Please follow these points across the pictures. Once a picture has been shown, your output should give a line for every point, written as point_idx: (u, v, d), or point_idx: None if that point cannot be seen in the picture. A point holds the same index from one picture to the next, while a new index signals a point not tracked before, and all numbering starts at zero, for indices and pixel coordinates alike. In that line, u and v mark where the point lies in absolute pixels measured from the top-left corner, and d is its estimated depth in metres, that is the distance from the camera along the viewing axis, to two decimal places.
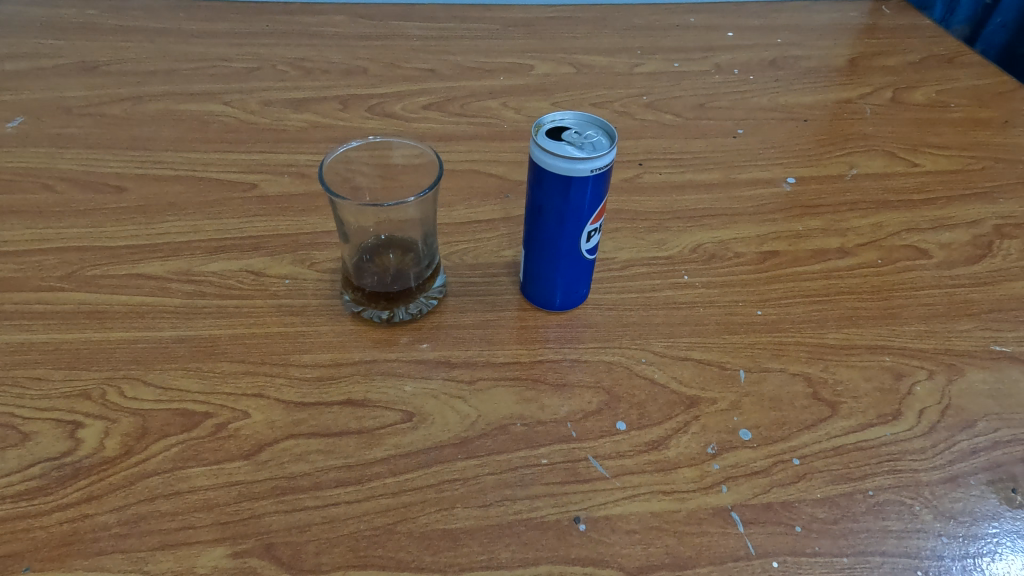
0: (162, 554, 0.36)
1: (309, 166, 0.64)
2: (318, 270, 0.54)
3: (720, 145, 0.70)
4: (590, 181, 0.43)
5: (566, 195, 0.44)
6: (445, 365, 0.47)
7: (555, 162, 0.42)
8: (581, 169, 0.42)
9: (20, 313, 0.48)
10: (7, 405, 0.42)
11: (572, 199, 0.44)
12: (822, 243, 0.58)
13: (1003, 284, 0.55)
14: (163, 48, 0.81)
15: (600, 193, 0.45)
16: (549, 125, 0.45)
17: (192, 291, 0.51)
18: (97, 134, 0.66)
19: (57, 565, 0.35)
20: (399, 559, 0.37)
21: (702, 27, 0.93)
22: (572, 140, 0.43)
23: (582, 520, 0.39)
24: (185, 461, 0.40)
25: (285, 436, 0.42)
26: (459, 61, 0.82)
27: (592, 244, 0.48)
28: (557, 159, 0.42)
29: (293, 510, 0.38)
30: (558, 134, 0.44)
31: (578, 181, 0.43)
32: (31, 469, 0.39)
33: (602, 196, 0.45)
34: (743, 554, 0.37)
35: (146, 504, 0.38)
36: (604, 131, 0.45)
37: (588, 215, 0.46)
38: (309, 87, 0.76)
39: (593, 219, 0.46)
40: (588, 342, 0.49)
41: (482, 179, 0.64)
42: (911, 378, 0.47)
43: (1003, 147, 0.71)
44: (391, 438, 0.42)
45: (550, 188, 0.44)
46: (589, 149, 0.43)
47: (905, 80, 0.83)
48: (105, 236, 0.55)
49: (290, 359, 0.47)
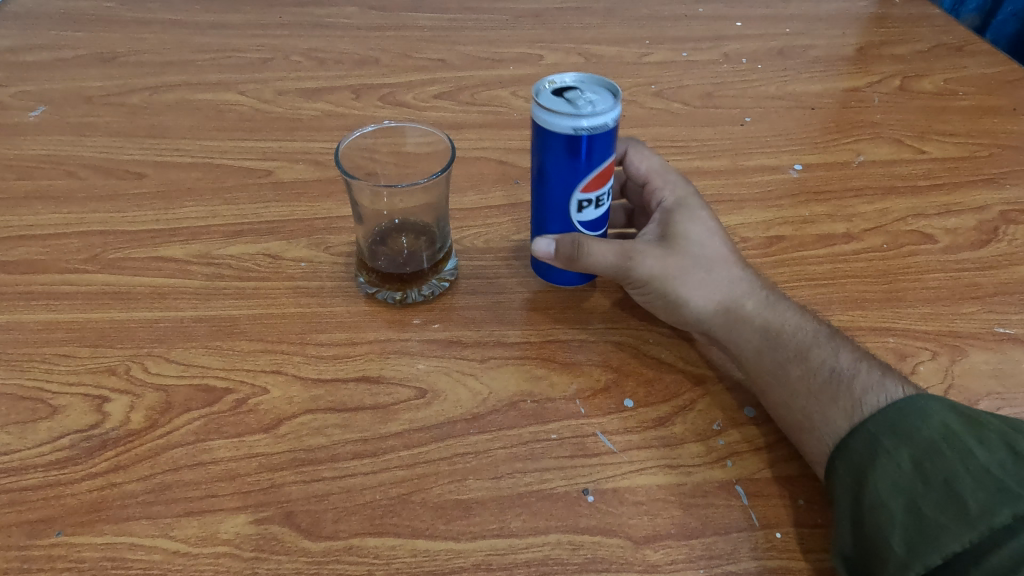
0: (187, 520, 0.38)
1: (323, 153, 0.65)
2: (333, 253, 0.55)
3: (727, 133, 0.71)
4: (590, 136, 0.44)
5: (569, 150, 0.44)
6: (457, 345, 0.48)
7: (562, 112, 0.43)
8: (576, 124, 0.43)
9: (46, 293, 0.50)
10: (37, 379, 0.44)
11: (574, 155, 0.45)
12: (828, 229, 0.59)
13: (1008, 269, 0.55)
14: (179, 40, 0.82)
15: (600, 150, 0.45)
16: (560, 83, 0.46)
17: (211, 273, 0.52)
18: (117, 123, 0.68)
19: (87, 530, 0.37)
20: (414, 527, 0.38)
21: (711, 17, 0.93)
22: (580, 96, 0.44)
23: (590, 491, 0.40)
24: (208, 434, 0.42)
25: (303, 410, 0.43)
26: (469, 51, 0.83)
27: (584, 212, 0.48)
28: (564, 110, 0.43)
29: (311, 480, 0.40)
30: (567, 92, 0.45)
31: (582, 135, 0.43)
32: (61, 441, 0.41)
33: (603, 159, 0.46)
34: (747, 525, 0.39)
35: (171, 474, 0.40)
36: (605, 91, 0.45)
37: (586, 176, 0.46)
38: (322, 77, 0.77)
39: (591, 183, 0.47)
40: (594, 322, 0.51)
41: (493, 166, 0.65)
42: (914, 359, 0.48)
43: (1011, 134, 0.72)
44: (405, 414, 0.44)
45: (553, 143, 0.44)
46: (595, 105, 0.43)
47: (913, 69, 0.83)
48: (126, 221, 0.56)
49: (306, 338, 0.48)
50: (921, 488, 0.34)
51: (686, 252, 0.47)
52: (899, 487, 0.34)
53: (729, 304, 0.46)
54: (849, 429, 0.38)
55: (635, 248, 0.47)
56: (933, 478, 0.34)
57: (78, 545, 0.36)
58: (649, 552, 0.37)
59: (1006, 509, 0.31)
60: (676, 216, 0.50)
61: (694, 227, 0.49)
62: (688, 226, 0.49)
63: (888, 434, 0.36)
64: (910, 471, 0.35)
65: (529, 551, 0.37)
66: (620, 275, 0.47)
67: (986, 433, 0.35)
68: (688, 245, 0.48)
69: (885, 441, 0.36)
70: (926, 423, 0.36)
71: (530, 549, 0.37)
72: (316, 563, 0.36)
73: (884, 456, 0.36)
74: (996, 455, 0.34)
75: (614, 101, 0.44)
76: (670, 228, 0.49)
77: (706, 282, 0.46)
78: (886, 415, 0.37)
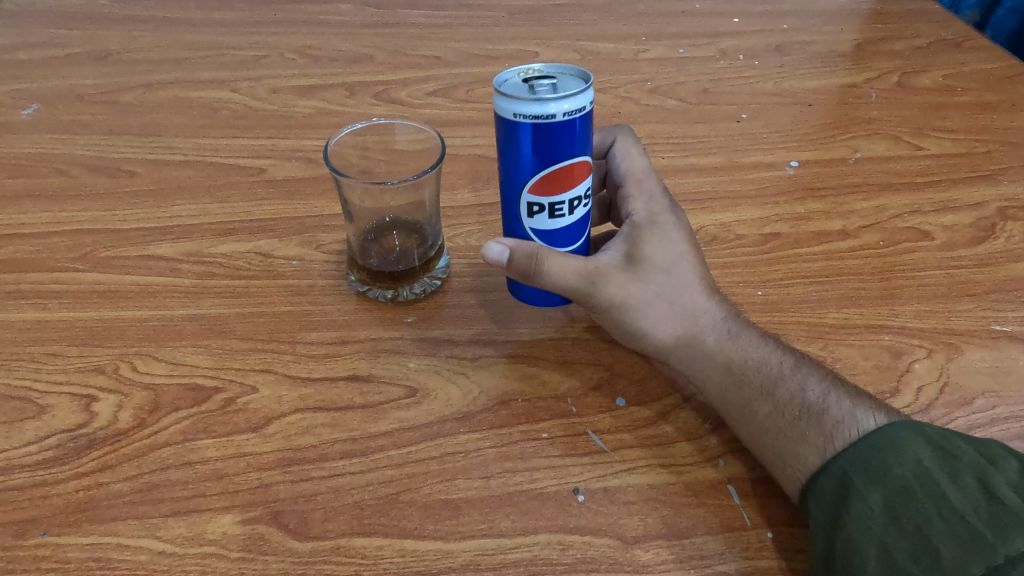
0: (174, 520, 0.37)
1: (316, 151, 0.65)
2: (324, 252, 0.55)
3: (723, 130, 0.71)
4: (533, 130, 0.40)
5: (524, 137, 0.41)
6: (448, 344, 0.48)
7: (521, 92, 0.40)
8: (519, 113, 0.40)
9: (36, 292, 0.50)
10: (25, 379, 0.44)
11: (530, 143, 0.41)
12: (824, 226, 0.59)
13: (1006, 266, 0.55)
14: (173, 37, 0.82)
15: (547, 146, 0.41)
16: (542, 69, 0.43)
17: (202, 272, 0.52)
18: (110, 121, 0.67)
19: (73, 530, 0.37)
20: (402, 527, 0.38)
21: (708, 13, 0.93)
22: (552, 83, 0.41)
23: (581, 491, 0.40)
24: (196, 434, 0.41)
25: (292, 410, 0.43)
26: (464, 48, 0.83)
27: (534, 216, 0.45)
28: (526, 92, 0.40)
29: (299, 480, 0.39)
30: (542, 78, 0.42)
31: (536, 119, 0.40)
32: (48, 440, 0.41)
33: (565, 153, 0.42)
34: (739, 525, 0.38)
35: (158, 474, 0.39)
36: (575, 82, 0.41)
37: (540, 169, 0.42)
38: (317, 74, 0.77)
39: (546, 180, 0.43)
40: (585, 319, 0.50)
41: (487, 163, 0.65)
42: (909, 357, 0.48)
43: (1009, 130, 0.71)
44: (394, 413, 0.43)
45: (509, 127, 0.41)
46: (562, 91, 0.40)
47: (911, 65, 0.83)
48: (118, 220, 0.56)
49: (297, 337, 0.48)
50: (894, 533, 0.33)
51: (653, 279, 0.44)
52: (871, 531, 0.34)
53: (694, 336, 0.44)
54: (818, 467, 0.38)
55: (599, 271, 0.44)
56: (907, 523, 0.33)
57: (64, 545, 0.36)
58: (638, 552, 0.37)
59: (978, 561, 0.31)
60: (645, 231, 0.46)
61: (664, 245, 0.46)
62: (657, 244, 0.46)
63: (861, 474, 0.36)
64: (883, 516, 0.34)
65: (517, 552, 0.37)
66: (581, 297, 0.45)
67: (959, 470, 0.35)
68: (655, 270, 0.45)
69: (858, 481, 0.36)
70: (900, 461, 0.35)
71: (519, 550, 0.37)
72: (303, 563, 0.36)
73: (858, 498, 0.35)
74: (969, 496, 0.33)
75: (585, 94, 0.41)
76: (638, 245, 0.45)
77: (671, 312, 0.44)
78: (859, 453, 0.37)
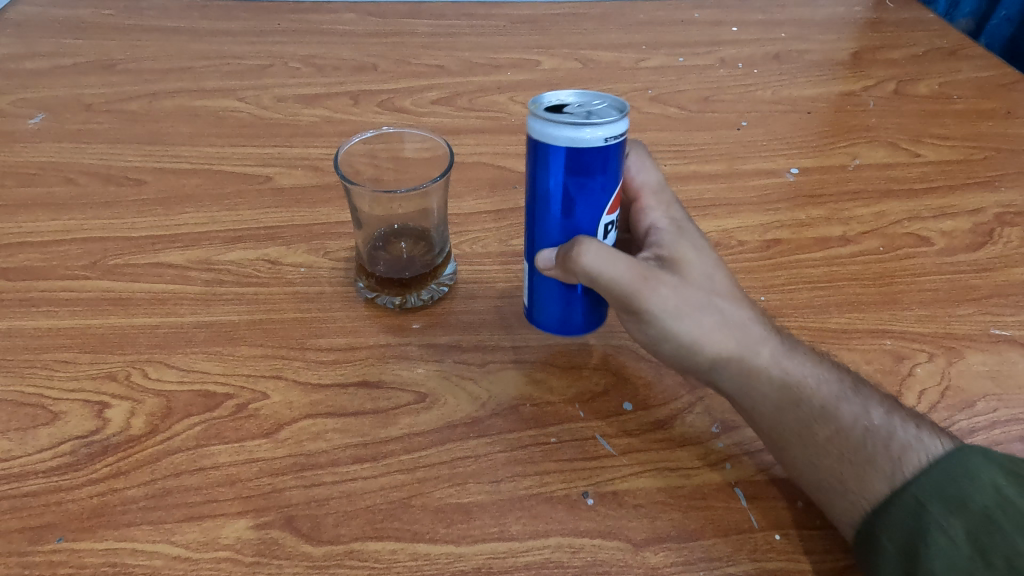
0: (188, 525, 0.38)
1: (321, 159, 0.66)
2: (332, 259, 0.55)
3: (724, 137, 0.71)
4: (569, 154, 0.40)
5: (560, 159, 0.40)
6: (456, 350, 0.49)
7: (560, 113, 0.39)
8: (556, 136, 0.39)
9: (46, 299, 0.50)
10: (37, 386, 0.44)
11: (564, 166, 0.41)
12: (825, 232, 0.60)
13: (1004, 271, 0.56)
14: (178, 47, 0.83)
15: (582, 171, 0.41)
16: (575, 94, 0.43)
17: (211, 279, 0.52)
18: (116, 129, 0.68)
19: (88, 536, 0.37)
20: (414, 531, 0.38)
21: (707, 22, 0.94)
22: (586, 108, 0.41)
23: (590, 495, 0.40)
24: (208, 439, 0.42)
25: (303, 416, 0.44)
26: (467, 57, 0.84)
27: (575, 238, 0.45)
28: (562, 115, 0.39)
29: (312, 485, 0.40)
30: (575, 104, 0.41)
31: (572, 140, 0.39)
32: (62, 446, 0.41)
33: (600, 179, 0.41)
34: (747, 527, 0.39)
35: (172, 479, 0.40)
36: (610, 107, 0.41)
37: (574, 196, 0.42)
38: (321, 83, 0.77)
39: (572, 201, 0.42)
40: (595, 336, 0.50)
41: (490, 171, 0.65)
42: (911, 361, 0.48)
43: (1005, 137, 0.72)
44: (404, 418, 0.44)
45: (543, 151, 0.41)
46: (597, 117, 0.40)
47: (908, 73, 0.84)
48: (126, 228, 0.57)
49: (306, 343, 0.48)
50: (982, 569, 0.32)
51: (701, 287, 0.42)
52: (956, 567, 0.32)
53: (746, 348, 0.41)
54: (888, 494, 0.36)
55: (647, 272, 0.41)
56: (994, 557, 0.32)
57: (79, 551, 0.36)
58: (648, 554, 0.37)
59: None
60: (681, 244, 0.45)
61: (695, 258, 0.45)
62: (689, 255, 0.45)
63: (938, 504, 0.34)
64: (967, 549, 0.33)
65: (528, 555, 0.37)
66: (624, 300, 0.42)
67: None
68: (701, 279, 0.43)
69: (935, 510, 0.34)
70: (979, 489, 0.34)
71: (530, 553, 0.37)
72: (317, 568, 0.36)
73: (939, 531, 0.33)
74: None
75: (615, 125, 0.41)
76: (678, 256, 0.44)
77: (723, 321, 0.42)
78: (932, 481, 0.35)
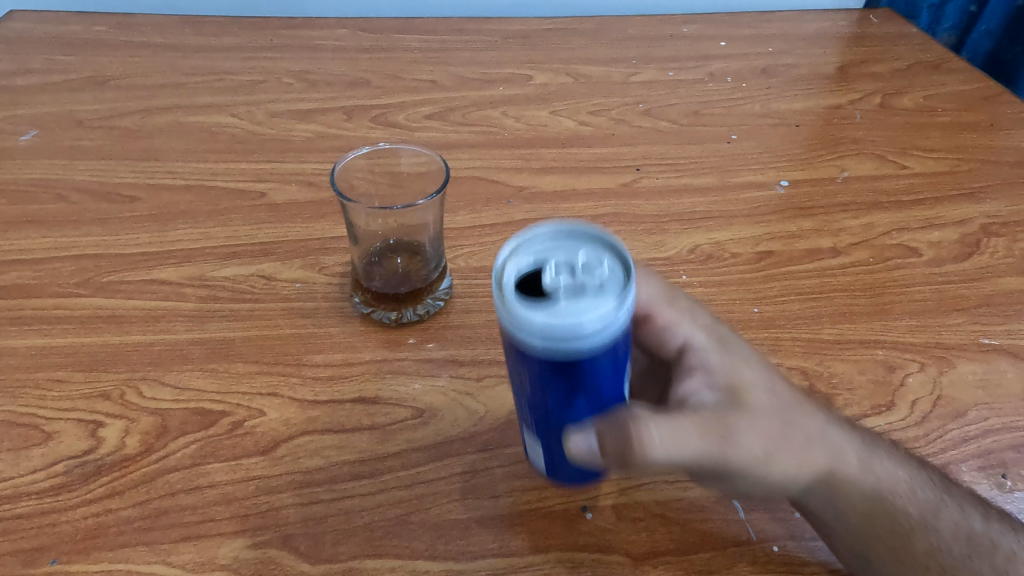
0: (184, 546, 0.37)
1: (315, 175, 0.66)
2: (327, 274, 0.55)
3: (715, 150, 0.72)
4: (567, 351, 0.30)
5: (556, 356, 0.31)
6: (453, 365, 0.49)
7: (536, 310, 0.30)
8: (544, 337, 0.30)
9: (39, 318, 0.50)
10: (30, 406, 0.44)
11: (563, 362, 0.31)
12: (816, 243, 0.60)
13: (992, 281, 0.57)
14: (171, 63, 0.83)
15: (586, 362, 0.31)
16: (549, 240, 0.33)
17: (205, 296, 0.52)
18: (109, 146, 0.68)
19: (83, 558, 0.37)
20: (413, 548, 0.38)
21: (695, 37, 0.95)
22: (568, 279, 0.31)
23: (589, 508, 0.40)
24: (204, 458, 0.41)
25: (300, 433, 0.43)
26: (459, 72, 0.85)
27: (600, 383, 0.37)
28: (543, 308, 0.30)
29: (309, 503, 0.40)
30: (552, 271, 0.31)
31: (557, 343, 0.30)
32: (55, 467, 0.41)
33: (609, 361, 0.32)
34: (745, 539, 0.39)
35: (167, 499, 0.39)
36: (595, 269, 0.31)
37: (581, 387, 0.33)
38: (314, 99, 0.78)
39: (579, 391, 0.33)
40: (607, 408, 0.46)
41: (484, 186, 0.66)
42: (903, 370, 0.49)
43: (989, 149, 0.74)
44: (402, 434, 0.44)
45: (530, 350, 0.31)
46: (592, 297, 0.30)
47: (893, 86, 0.85)
48: (119, 244, 0.56)
49: (302, 360, 0.48)
50: None
51: (777, 413, 0.37)
52: None
53: (832, 472, 0.37)
54: None
55: (727, 427, 0.35)
56: None
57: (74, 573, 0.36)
58: (648, 569, 0.38)
59: None
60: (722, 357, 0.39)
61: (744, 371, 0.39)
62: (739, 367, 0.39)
63: None
64: None
65: (528, 571, 0.37)
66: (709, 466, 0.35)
67: None
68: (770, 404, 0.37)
69: None
70: None
71: (530, 569, 0.37)
72: None
73: None
74: None
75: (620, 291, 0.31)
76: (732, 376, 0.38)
77: (805, 450, 0.37)
78: None
